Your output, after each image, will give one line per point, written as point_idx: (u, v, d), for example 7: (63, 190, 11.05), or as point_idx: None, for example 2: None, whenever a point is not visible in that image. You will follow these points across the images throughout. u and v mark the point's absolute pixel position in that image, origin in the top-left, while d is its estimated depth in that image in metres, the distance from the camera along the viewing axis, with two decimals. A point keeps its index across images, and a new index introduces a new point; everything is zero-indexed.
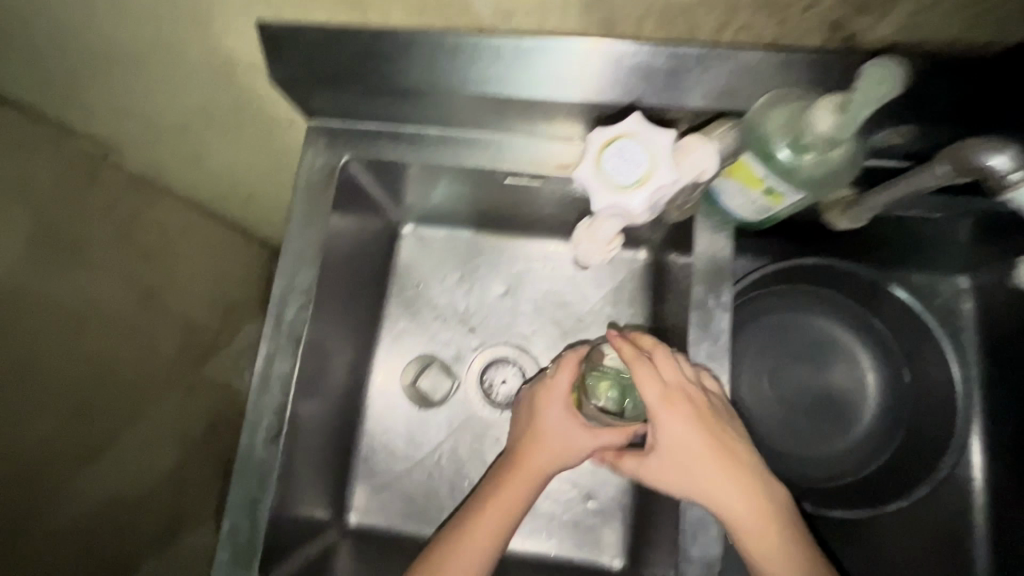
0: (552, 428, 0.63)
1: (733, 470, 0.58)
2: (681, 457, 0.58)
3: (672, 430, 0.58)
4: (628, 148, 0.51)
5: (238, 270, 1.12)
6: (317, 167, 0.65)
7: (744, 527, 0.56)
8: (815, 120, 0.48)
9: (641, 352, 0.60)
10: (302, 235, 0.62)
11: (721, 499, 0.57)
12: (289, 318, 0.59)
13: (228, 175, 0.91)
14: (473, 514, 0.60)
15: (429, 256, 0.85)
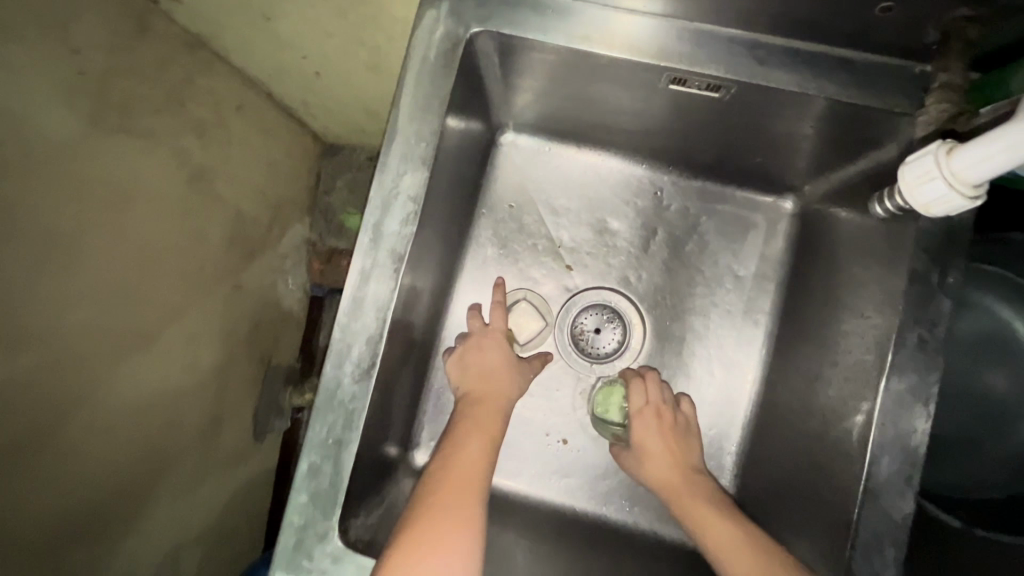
0: (489, 363, 0.63)
1: (681, 469, 0.60)
2: (648, 462, 0.62)
3: (641, 431, 0.63)
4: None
5: (278, 151, 1.02)
6: (436, 38, 0.50)
7: (707, 525, 0.54)
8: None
9: (624, 372, 0.67)
10: (416, 127, 0.49)
11: (683, 503, 0.58)
12: (390, 232, 0.48)
13: (310, 43, 0.78)
14: (456, 439, 0.55)
15: (529, 172, 0.71)
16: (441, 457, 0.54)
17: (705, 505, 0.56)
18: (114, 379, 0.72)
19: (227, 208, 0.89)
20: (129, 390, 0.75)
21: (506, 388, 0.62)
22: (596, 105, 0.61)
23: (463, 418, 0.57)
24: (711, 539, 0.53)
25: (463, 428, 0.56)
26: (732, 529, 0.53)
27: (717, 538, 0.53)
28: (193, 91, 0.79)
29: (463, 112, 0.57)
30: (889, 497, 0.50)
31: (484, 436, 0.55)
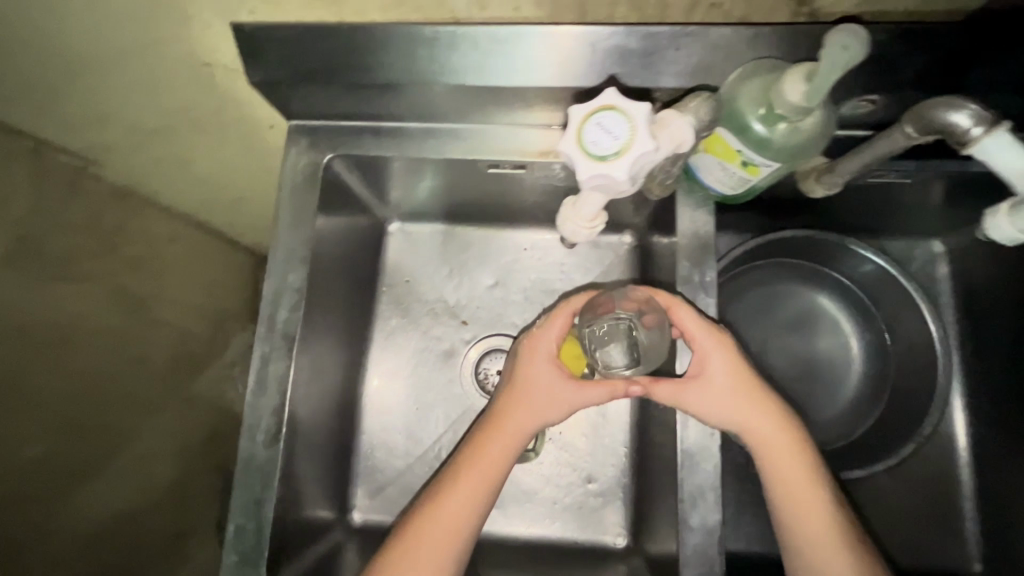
0: (535, 384, 0.57)
1: (761, 402, 0.55)
2: (723, 397, 0.55)
3: (719, 365, 0.56)
4: (609, 119, 0.45)
5: (223, 274, 1.09)
6: (301, 166, 0.64)
7: (786, 472, 0.54)
8: (786, 84, 0.43)
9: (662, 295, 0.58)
10: (291, 236, 0.63)
11: (771, 440, 0.55)
12: (282, 318, 0.61)
13: (212, 179, 0.88)
14: (445, 483, 0.56)
15: (417, 253, 0.83)
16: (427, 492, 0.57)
17: (790, 447, 0.55)
18: (69, 498, 0.83)
19: (167, 332, 0.97)
20: (81, 512, 0.84)
21: (529, 424, 0.57)
22: (451, 192, 0.76)
23: (477, 442, 0.57)
24: (790, 488, 0.54)
25: (473, 461, 0.56)
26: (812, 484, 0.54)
27: (801, 489, 0.54)
28: (125, 236, 0.90)
29: (337, 217, 0.70)
30: (705, 456, 0.56)
31: (475, 480, 0.55)
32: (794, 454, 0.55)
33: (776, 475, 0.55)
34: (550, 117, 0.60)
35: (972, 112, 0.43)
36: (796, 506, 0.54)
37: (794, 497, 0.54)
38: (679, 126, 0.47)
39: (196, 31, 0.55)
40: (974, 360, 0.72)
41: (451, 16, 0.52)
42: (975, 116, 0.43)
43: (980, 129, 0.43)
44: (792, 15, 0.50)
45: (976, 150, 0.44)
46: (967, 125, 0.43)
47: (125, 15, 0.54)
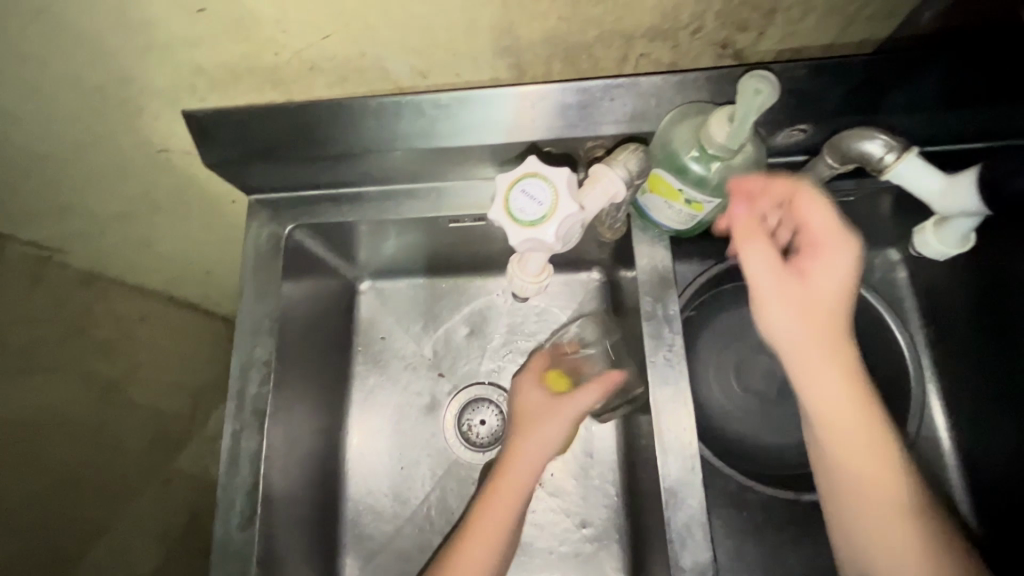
0: (528, 404, 0.65)
1: (838, 353, 0.48)
2: (807, 327, 0.48)
3: (830, 271, 0.49)
4: (533, 186, 0.48)
5: (205, 347, 1.05)
6: (263, 238, 0.65)
7: (846, 426, 0.48)
8: (710, 130, 0.47)
9: (775, 184, 0.50)
10: (256, 310, 0.63)
11: (835, 407, 0.48)
12: (252, 392, 0.61)
13: (181, 256, 0.87)
14: (484, 513, 0.58)
15: (390, 310, 0.83)
16: (478, 509, 0.59)
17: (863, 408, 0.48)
18: None
19: (142, 413, 0.94)
20: None
21: (531, 441, 0.62)
22: (416, 248, 0.76)
23: (503, 464, 0.61)
24: (844, 445, 0.48)
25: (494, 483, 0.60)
26: (874, 448, 0.48)
27: (857, 449, 0.48)
28: (95, 320, 0.90)
29: (303, 283, 0.70)
30: (688, 492, 0.55)
31: (498, 502, 0.59)
32: (860, 412, 0.48)
33: (833, 429, 0.48)
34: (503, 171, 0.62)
35: (883, 141, 0.50)
36: (842, 478, 0.49)
37: (846, 461, 0.48)
38: (608, 184, 0.51)
39: (149, 122, 0.57)
40: (948, 366, 0.72)
41: (396, 87, 0.54)
42: (886, 145, 0.50)
43: (891, 156, 0.50)
44: (715, 58, 0.55)
45: (892, 175, 0.51)
46: (880, 154, 0.50)
47: (78, 112, 0.56)
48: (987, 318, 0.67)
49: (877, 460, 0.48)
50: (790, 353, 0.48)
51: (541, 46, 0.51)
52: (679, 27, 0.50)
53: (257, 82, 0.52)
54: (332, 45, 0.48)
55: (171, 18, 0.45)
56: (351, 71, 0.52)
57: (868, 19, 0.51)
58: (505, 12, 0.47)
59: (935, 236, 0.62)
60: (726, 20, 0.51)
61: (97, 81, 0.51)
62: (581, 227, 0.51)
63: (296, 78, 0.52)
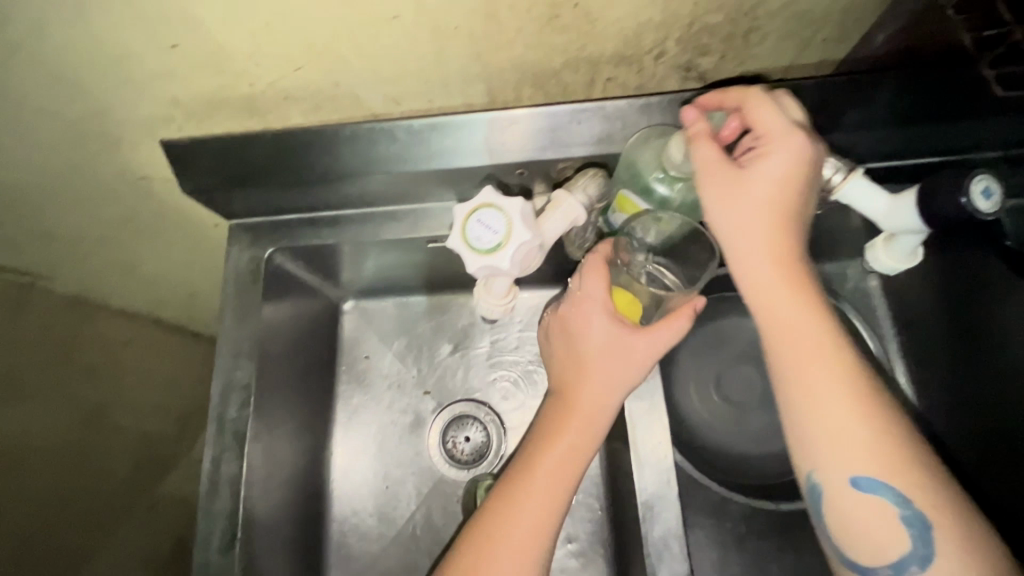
0: (590, 340, 0.55)
1: (779, 256, 0.47)
2: (744, 216, 0.47)
3: (775, 162, 0.46)
4: (490, 216, 0.52)
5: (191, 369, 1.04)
6: (243, 263, 0.66)
7: (784, 326, 0.46)
8: (671, 152, 0.51)
9: (730, 94, 0.49)
10: (236, 333, 0.65)
11: (771, 301, 0.46)
12: (231, 416, 0.64)
13: (164, 280, 0.88)
14: (526, 482, 0.52)
15: (375, 330, 0.83)
16: (519, 481, 0.53)
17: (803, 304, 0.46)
18: None
19: (128, 438, 0.94)
20: None
21: (595, 390, 0.54)
22: (398, 268, 0.77)
23: (552, 425, 0.55)
24: (783, 348, 0.46)
25: (539, 449, 0.54)
26: (823, 354, 0.45)
27: (796, 353, 0.45)
28: (80, 344, 0.88)
29: (285, 304, 0.70)
30: (665, 505, 0.56)
31: (551, 474, 0.53)
32: (800, 314, 0.46)
33: (771, 330, 0.46)
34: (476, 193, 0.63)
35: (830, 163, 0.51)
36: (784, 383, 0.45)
37: (788, 367, 0.45)
38: (561, 214, 0.55)
39: (129, 151, 0.58)
40: (926, 371, 0.67)
41: (371, 113, 0.56)
42: (832, 167, 0.52)
43: (837, 177, 0.52)
44: (680, 80, 0.57)
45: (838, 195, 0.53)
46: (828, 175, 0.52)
47: (57, 143, 0.57)
48: (964, 316, 0.62)
49: (824, 366, 0.44)
50: (726, 241, 0.48)
51: (510, 73, 0.53)
52: (643, 52, 0.53)
53: (235, 111, 0.54)
54: (305, 76, 0.50)
55: (146, 55, 0.46)
56: (326, 99, 0.53)
57: (823, 40, 0.54)
58: (472, 43, 0.49)
59: (885, 251, 0.64)
60: (687, 45, 0.53)
61: (74, 113, 0.53)
62: (536, 255, 0.55)
63: (273, 106, 0.54)
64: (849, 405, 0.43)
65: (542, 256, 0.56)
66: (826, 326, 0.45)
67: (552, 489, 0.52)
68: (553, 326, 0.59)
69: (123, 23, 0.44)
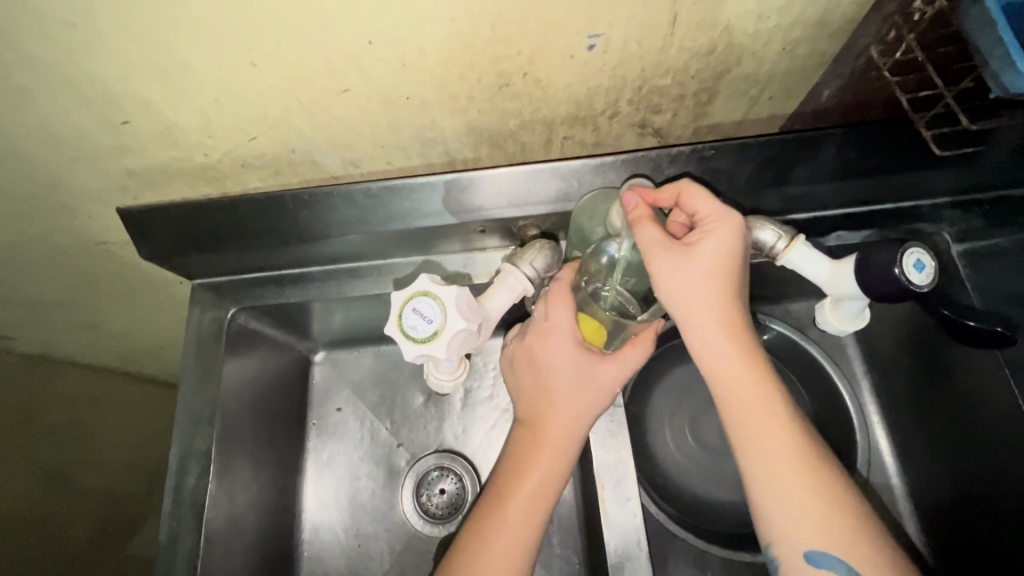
0: (558, 372, 0.54)
1: (733, 330, 0.48)
2: (697, 295, 0.47)
3: (722, 243, 0.48)
4: (424, 304, 0.52)
5: (158, 425, 1.01)
6: (205, 323, 0.66)
7: (742, 397, 0.47)
8: (613, 218, 0.55)
9: (665, 191, 0.51)
10: (197, 394, 0.65)
11: (728, 379, 0.47)
12: (190, 484, 0.63)
13: (131, 335, 0.86)
14: (497, 518, 0.52)
15: (346, 381, 0.81)
16: (490, 517, 0.52)
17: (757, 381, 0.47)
18: None
19: (85, 504, 0.89)
20: None
21: (564, 422, 0.54)
22: (368, 322, 0.76)
23: (519, 458, 0.54)
24: (740, 421, 0.46)
25: (507, 485, 0.53)
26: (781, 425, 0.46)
27: (755, 425, 0.46)
28: (40, 405, 0.83)
29: (249, 362, 0.69)
30: (633, 566, 0.55)
31: (522, 508, 0.52)
32: (756, 386, 0.47)
33: (729, 404, 0.47)
34: (438, 248, 0.62)
35: (769, 231, 0.53)
36: (747, 457, 0.46)
37: (749, 440, 0.46)
38: (500, 298, 0.55)
39: (85, 217, 0.58)
40: (893, 411, 0.68)
41: (330, 174, 0.56)
42: (771, 234, 0.53)
43: (778, 245, 0.53)
44: (636, 136, 0.58)
45: (782, 260, 0.54)
46: (769, 243, 0.53)
47: (10, 215, 0.56)
48: (927, 362, 0.63)
49: (782, 438, 0.45)
50: (681, 319, 0.49)
51: (464, 136, 0.54)
52: (595, 113, 0.54)
53: (193, 176, 0.54)
54: (258, 145, 0.51)
55: (97, 131, 0.47)
56: (284, 164, 0.54)
57: (770, 96, 0.56)
58: (424, 110, 0.49)
59: (834, 317, 0.65)
60: (638, 105, 0.54)
61: (27, 186, 0.53)
62: (476, 338, 0.55)
63: (230, 172, 0.54)
64: (810, 481, 0.44)
65: (484, 335, 0.56)
66: (780, 404, 0.47)
67: (524, 522, 0.51)
68: (517, 357, 0.57)
69: (73, 103, 0.45)
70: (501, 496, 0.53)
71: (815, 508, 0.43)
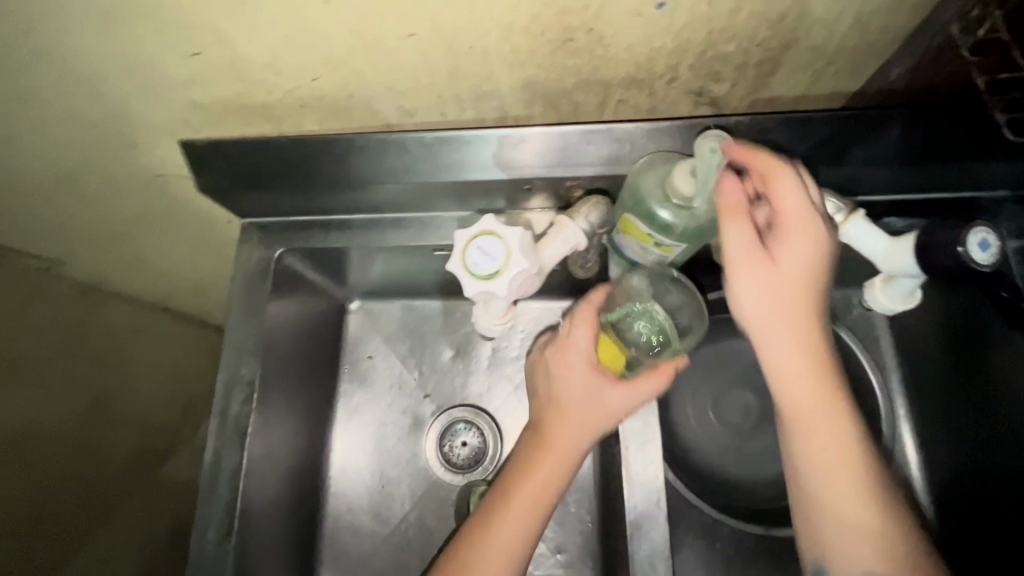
0: (572, 388, 0.56)
1: (806, 336, 0.49)
2: (770, 301, 0.49)
3: (798, 255, 0.49)
4: (489, 243, 0.54)
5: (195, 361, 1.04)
6: (253, 261, 0.68)
7: (803, 407, 0.49)
8: (675, 185, 0.51)
9: (756, 165, 0.50)
10: (244, 328, 0.67)
11: (795, 387, 0.50)
12: (234, 411, 0.66)
13: (176, 272, 0.89)
14: (500, 507, 0.54)
15: (378, 331, 0.83)
16: (495, 505, 0.54)
17: (825, 393, 0.49)
18: None
19: (125, 426, 0.94)
20: None
21: (573, 432, 0.55)
22: (404, 275, 0.78)
23: (529, 457, 0.56)
24: (802, 427, 0.49)
25: (515, 478, 0.55)
26: (839, 434, 0.49)
27: (811, 433, 0.49)
28: (90, 330, 0.88)
29: (292, 303, 0.72)
30: (651, 525, 0.56)
31: (527, 502, 0.54)
32: (819, 397, 0.49)
33: (791, 407, 0.50)
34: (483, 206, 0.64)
35: (834, 199, 0.54)
36: (801, 458, 0.50)
37: (804, 446, 0.50)
38: (557, 246, 0.57)
39: (147, 149, 0.60)
40: (922, 406, 0.68)
41: (383, 123, 0.57)
42: (836, 203, 0.54)
43: (840, 215, 0.54)
44: (692, 104, 0.57)
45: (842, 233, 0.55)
46: (832, 211, 0.54)
47: (78, 141, 0.59)
48: (964, 359, 0.62)
49: (837, 447, 0.49)
50: (754, 323, 0.50)
51: (520, 92, 0.54)
52: (653, 78, 0.53)
53: (253, 114, 0.55)
54: (320, 86, 0.52)
55: (169, 62, 0.49)
56: (341, 107, 0.55)
57: (834, 72, 0.54)
58: (485, 62, 0.50)
59: (881, 294, 0.65)
60: (698, 72, 0.53)
61: (96, 113, 0.55)
62: (532, 283, 0.57)
63: (288, 112, 0.55)
64: (854, 488, 0.48)
65: (536, 282, 0.58)
66: (841, 412, 0.49)
67: (528, 514, 0.53)
68: (535, 372, 0.60)
69: (149, 32, 0.46)
70: (509, 482, 0.55)
71: (857, 516, 0.47)
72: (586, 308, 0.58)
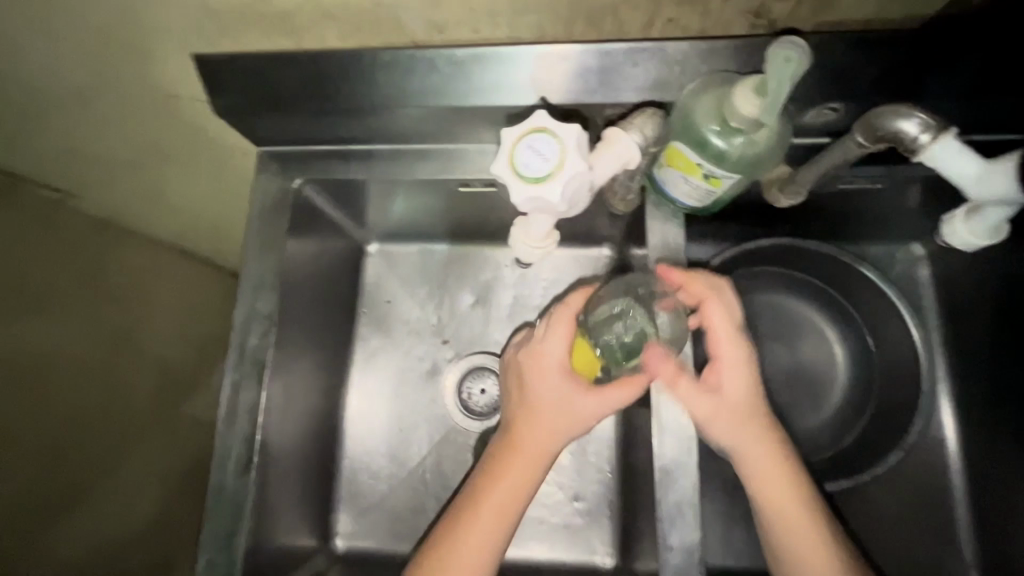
0: (543, 397, 0.54)
1: (755, 418, 0.55)
2: (722, 410, 0.54)
3: (737, 372, 0.54)
4: (541, 141, 0.48)
5: (214, 302, 1.01)
6: (270, 191, 0.65)
7: (770, 484, 0.54)
8: (736, 105, 0.47)
9: (695, 288, 0.55)
10: (261, 261, 0.65)
11: (762, 474, 0.54)
12: (253, 344, 0.64)
13: (190, 211, 0.85)
14: (465, 518, 0.53)
15: (397, 273, 0.81)
16: (460, 517, 0.53)
17: (788, 477, 0.55)
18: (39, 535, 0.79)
19: (143, 366, 0.92)
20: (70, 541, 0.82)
21: (540, 440, 0.54)
22: (426, 215, 0.74)
23: (495, 464, 0.54)
24: (781, 508, 0.54)
25: (480, 487, 0.54)
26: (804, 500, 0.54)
27: (785, 505, 0.54)
28: None
29: (310, 239, 0.69)
30: (681, 472, 0.54)
31: (493, 509, 0.53)
32: (780, 472, 0.54)
33: (762, 487, 0.54)
34: None
35: (919, 119, 0.47)
36: (781, 531, 0.54)
37: (781, 521, 0.54)
38: (621, 148, 0.50)
39: (159, 62, 0.56)
40: (963, 368, 0.67)
41: (409, 39, 0.53)
42: (922, 123, 0.47)
43: (926, 136, 0.47)
44: (748, 27, 0.51)
45: (925, 155, 0.48)
46: (915, 133, 0.47)
47: (87, 50, 0.56)
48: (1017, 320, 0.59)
49: (804, 509, 0.54)
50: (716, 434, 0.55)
51: (559, 5, 0.49)
52: None
53: (269, 23, 0.51)
54: None
55: None
56: (365, 18, 0.50)
57: None
58: None
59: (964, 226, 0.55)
60: None
61: (103, 17, 0.51)
62: (590, 190, 0.51)
63: (307, 23, 0.51)
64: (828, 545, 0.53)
65: (591, 196, 0.52)
66: (801, 478, 0.55)
67: (495, 522, 0.52)
68: (506, 375, 0.58)
69: None
70: (480, 487, 0.54)
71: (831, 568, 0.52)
72: (564, 312, 0.55)
